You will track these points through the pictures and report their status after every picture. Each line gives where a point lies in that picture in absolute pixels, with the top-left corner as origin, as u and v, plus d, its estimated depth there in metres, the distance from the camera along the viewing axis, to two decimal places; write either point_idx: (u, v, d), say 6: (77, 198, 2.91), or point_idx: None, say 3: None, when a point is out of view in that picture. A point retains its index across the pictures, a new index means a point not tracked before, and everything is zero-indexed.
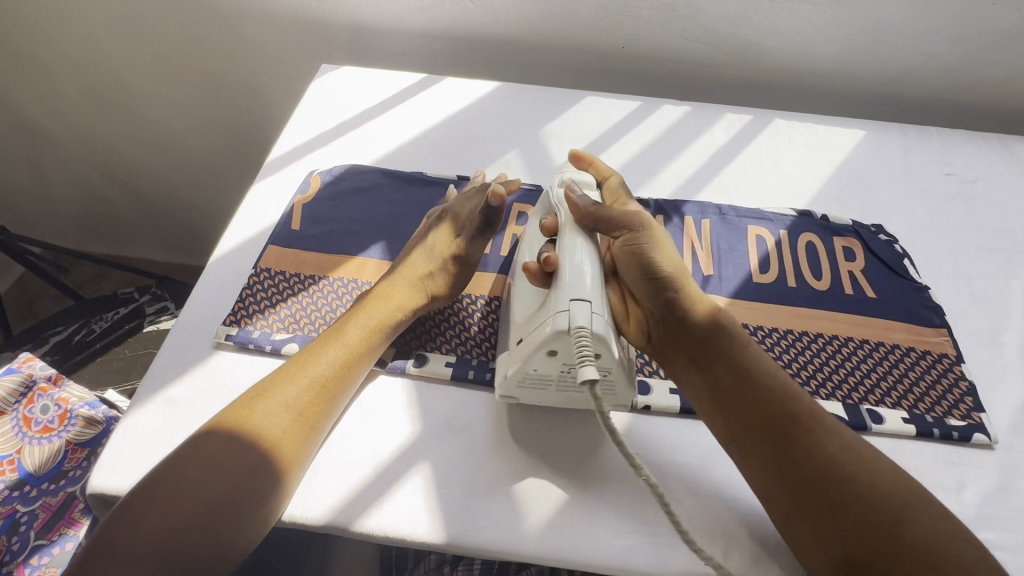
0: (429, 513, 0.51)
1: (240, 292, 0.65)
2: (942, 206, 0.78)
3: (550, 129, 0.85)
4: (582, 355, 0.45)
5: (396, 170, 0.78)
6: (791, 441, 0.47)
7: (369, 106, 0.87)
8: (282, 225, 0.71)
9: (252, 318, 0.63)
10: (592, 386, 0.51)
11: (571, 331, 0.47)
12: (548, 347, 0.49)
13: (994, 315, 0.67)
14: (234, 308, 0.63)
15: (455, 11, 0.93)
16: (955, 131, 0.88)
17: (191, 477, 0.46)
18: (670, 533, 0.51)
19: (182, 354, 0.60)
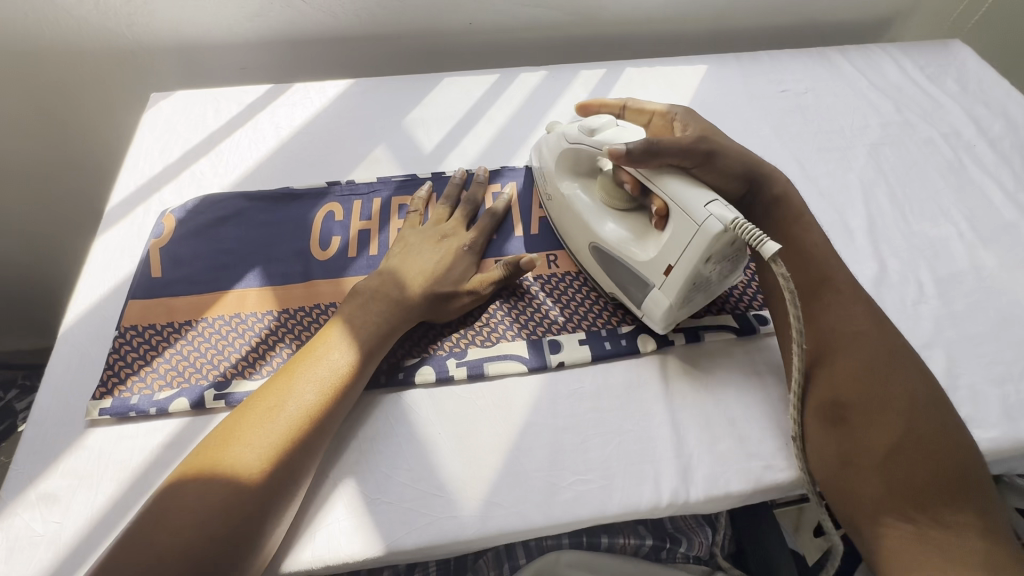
0: (365, 528, 0.50)
1: (108, 359, 0.58)
2: (783, 119, 0.86)
3: (413, 117, 0.83)
4: (754, 235, 0.47)
5: (259, 190, 0.72)
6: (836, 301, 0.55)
7: (213, 128, 0.80)
8: (142, 274, 0.64)
9: (121, 382, 0.56)
10: (665, 278, 0.55)
11: (729, 226, 0.49)
12: (707, 253, 0.51)
13: (839, 206, 0.75)
14: (104, 377, 0.57)
15: (289, 14, 0.89)
16: (782, 51, 0.96)
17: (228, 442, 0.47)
18: (605, 473, 0.53)
19: (45, 439, 0.54)
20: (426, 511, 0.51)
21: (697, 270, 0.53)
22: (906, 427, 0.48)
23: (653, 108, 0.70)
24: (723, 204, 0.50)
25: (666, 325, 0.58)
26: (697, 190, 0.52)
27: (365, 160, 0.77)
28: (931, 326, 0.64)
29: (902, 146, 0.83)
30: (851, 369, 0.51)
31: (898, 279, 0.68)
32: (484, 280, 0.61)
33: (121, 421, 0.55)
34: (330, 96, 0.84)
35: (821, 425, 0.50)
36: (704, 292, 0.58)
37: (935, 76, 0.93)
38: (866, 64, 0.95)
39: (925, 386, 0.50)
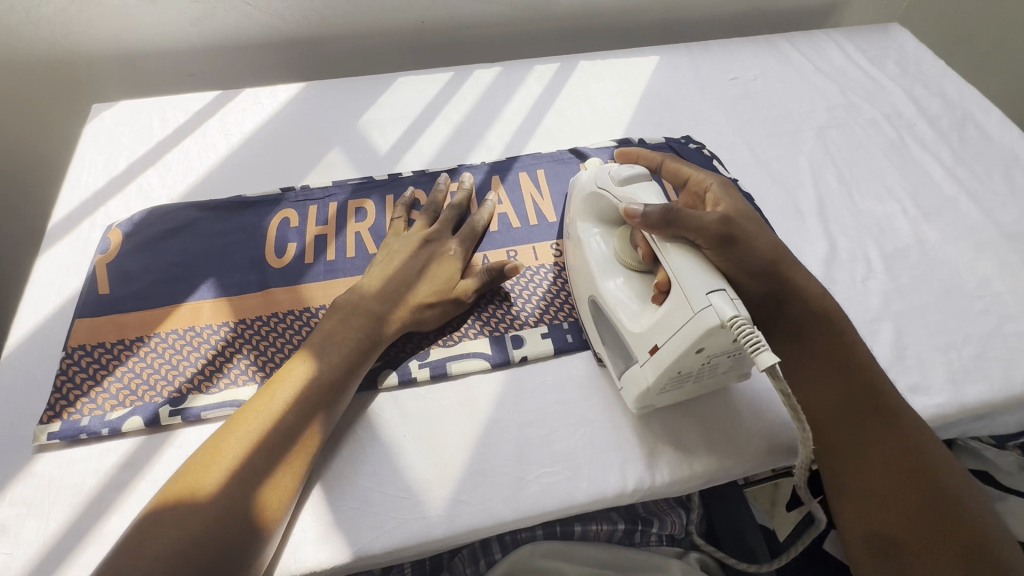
0: (495, 484, 0.53)
1: (221, 346, 0.61)
2: (864, 131, 0.86)
3: (510, 107, 0.87)
4: (750, 340, 0.44)
5: (364, 179, 0.76)
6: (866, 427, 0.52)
7: (313, 114, 0.84)
8: (237, 270, 0.67)
9: (237, 366, 0.59)
10: (648, 357, 0.52)
11: (725, 324, 0.46)
12: (695, 346, 0.48)
13: (927, 222, 0.75)
14: (219, 363, 0.59)
15: (233, 20, 0.89)
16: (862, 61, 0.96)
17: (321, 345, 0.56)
18: (712, 453, 0.57)
19: (146, 437, 0.55)
20: (538, 481, 0.54)
21: (683, 359, 0.50)
22: (899, 466, 0.50)
23: (691, 173, 0.64)
24: (726, 297, 0.47)
25: (643, 403, 0.56)
26: (704, 272, 0.49)
27: (409, 146, 0.81)
28: (1010, 341, 0.64)
29: (848, 127, 0.87)
30: (900, 488, 0.49)
31: (990, 292, 0.68)
32: (506, 268, 0.63)
33: (213, 419, 0.57)
34: (287, 97, 0.86)
35: (823, 456, 0.53)
36: (701, 380, 0.55)
37: (906, 84, 0.93)
38: (811, 50, 0.98)
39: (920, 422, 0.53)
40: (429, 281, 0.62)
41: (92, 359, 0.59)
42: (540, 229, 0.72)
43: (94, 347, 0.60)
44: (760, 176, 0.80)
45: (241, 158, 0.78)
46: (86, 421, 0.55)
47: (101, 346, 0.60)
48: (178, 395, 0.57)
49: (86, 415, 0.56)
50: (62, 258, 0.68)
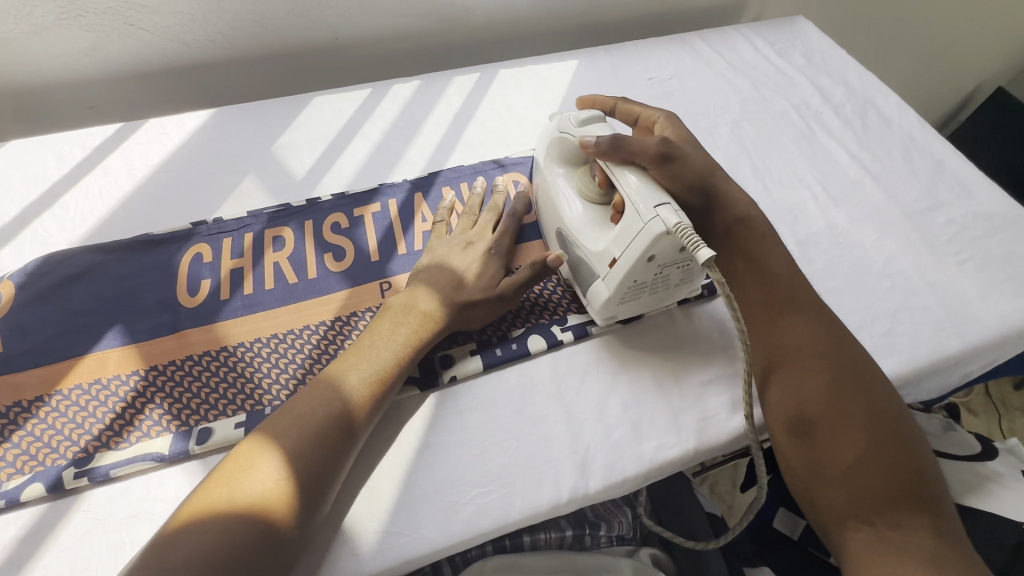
0: (427, 512, 0.53)
1: (131, 397, 0.57)
2: (775, 123, 0.89)
3: (431, 120, 0.86)
4: (691, 239, 0.49)
5: (281, 206, 0.74)
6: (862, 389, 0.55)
7: (224, 141, 0.81)
8: (147, 314, 0.63)
9: (149, 416, 0.56)
10: (608, 270, 0.58)
11: (670, 231, 0.51)
12: (647, 253, 0.54)
13: (837, 207, 0.79)
14: (128, 416, 0.56)
15: (132, 47, 0.84)
16: (771, 55, 1.00)
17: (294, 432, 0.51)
18: (645, 455, 0.57)
19: (51, 504, 0.52)
20: (470, 504, 0.54)
21: (637, 268, 0.56)
22: (887, 443, 0.52)
23: (640, 111, 0.72)
24: (672, 209, 0.52)
25: (607, 313, 0.62)
26: (654, 191, 0.55)
27: (328, 168, 0.79)
28: (915, 314, 0.68)
29: (760, 120, 0.90)
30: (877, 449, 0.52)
31: (898, 269, 0.72)
32: (549, 259, 0.62)
33: (124, 477, 0.53)
34: (195, 124, 0.82)
35: (791, 443, 0.54)
36: (658, 290, 0.62)
37: (813, 74, 0.97)
38: (724, 46, 1.01)
39: (894, 409, 0.54)
40: (470, 278, 0.63)
41: None
42: None
43: None
44: None
45: (148, 194, 0.74)
46: None
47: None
48: (84, 455, 0.54)
49: None
50: None
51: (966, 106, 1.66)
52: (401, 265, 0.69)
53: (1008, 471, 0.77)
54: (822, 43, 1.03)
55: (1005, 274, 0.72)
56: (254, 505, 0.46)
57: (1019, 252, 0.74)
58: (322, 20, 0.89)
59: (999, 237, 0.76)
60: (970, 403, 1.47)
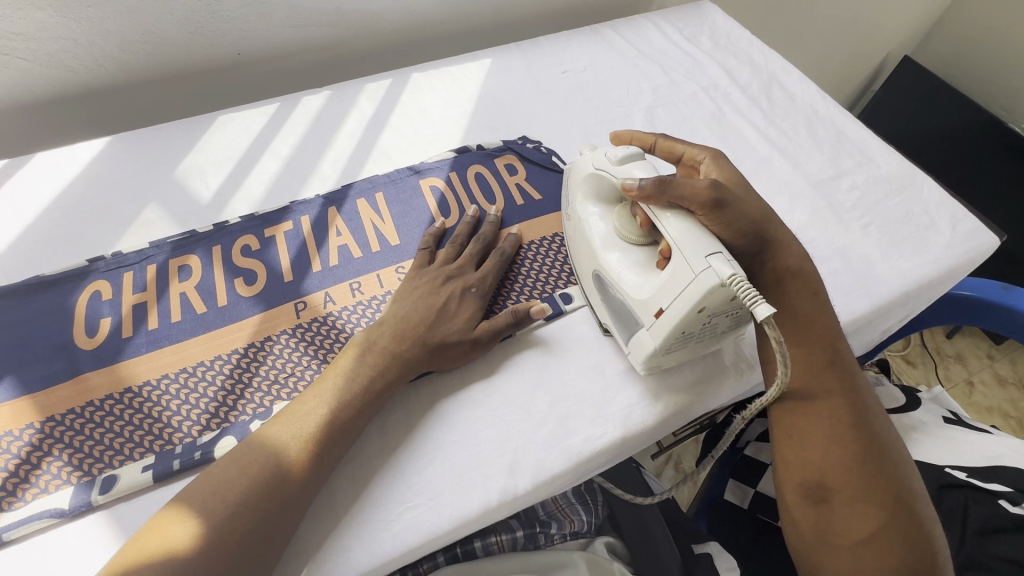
0: (356, 535, 0.52)
1: (24, 453, 0.54)
2: (688, 106, 0.91)
3: (344, 130, 0.84)
4: (748, 295, 0.47)
5: (185, 234, 0.70)
6: (862, 439, 0.54)
7: (122, 170, 0.76)
8: (41, 361, 0.59)
9: (44, 472, 0.53)
10: (653, 320, 0.56)
11: (725, 282, 0.49)
12: (699, 304, 0.51)
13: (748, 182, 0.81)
14: (21, 473, 0.53)
15: (9, 79, 0.78)
16: (680, 39, 1.02)
17: (219, 508, 0.47)
18: (576, 449, 0.58)
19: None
20: (397, 519, 0.53)
21: (688, 320, 0.53)
22: (878, 497, 0.52)
23: (684, 150, 0.66)
24: (725, 259, 0.50)
25: (650, 365, 0.60)
26: (702, 237, 0.52)
27: (237, 190, 0.76)
28: (826, 281, 0.70)
29: (672, 104, 0.91)
30: (866, 505, 0.52)
31: (809, 238, 0.74)
32: (532, 312, 0.63)
33: (22, 538, 0.50)
34: (88, 155, 0.77)
35: (805, 507, 0.54)
36: (704, 340, 0.59)
37: (720, 56, 1.00)
38: (634, 35, 1.03)
39: (916, 490, 0.53)
40: (449, 320, 0.61)
41: None
42: (381, 255, 0.70)
43: None
44: None
45: (39, 233, 0.70)
46: None
47: None
48: None
49: None
50: None
51: (877, 75, 1.75)
52: (316, 282, 0.67)
53: (931, 419, 0.81)
54: (728, 25, 1.05)
55: (905, 233, 0.76)
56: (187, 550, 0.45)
57: (916, 211, 0.78)
58: (220, 35, 0.85)
59: (898, 198, 0.80)
60: (907, 354, 1.54)
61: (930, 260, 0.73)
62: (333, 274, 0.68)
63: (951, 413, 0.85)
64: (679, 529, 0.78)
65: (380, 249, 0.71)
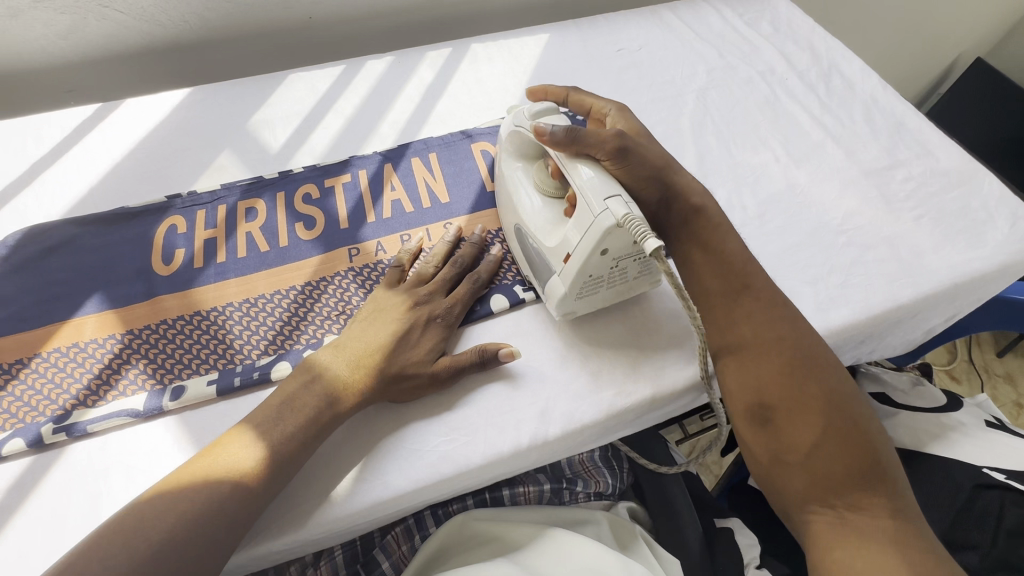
0: (393, 461, 0.56)
1: (107, 359, 0.60)
2: (742, 89, 0.91)
3: (403, 94, 0.88)
4: (638, 231, 0.49)
5: (254, 179, 0.76)
6: (788, 354, 0.55)
7: (200, 119, 0.82)
8: (123, 281, 0.66)
9: (122, 377, 0.59)
10: (563, 265, 0.58)
11: (620, 223, 0.51)
12: (600, 246, 0.54)
13: (799, 167, 0.80)
14: (104, 376, 0.59)
15: (107, 29, 0.86)
16: (739, 23, 1.02)
17: (267, 427, 0.53)
18: (606, 404, 0.60)
19: (31, 459, 0.54)
20: (423, 442, 0.57)
21: (591, 262, 0.56)
22: (814, 407, 0.52)
23: (592, 103, 0.70)
24: (622, 201, 0.52)
25: (565, 311, 0.62)
26: (606, 182, 0.55)
27: (302, 144, 0.81)
28: (871, 267, 0.70)
29: (725, 87, 0.91)
30: (805, 417, 0.52)
31: (857, 225, 0.74)
32: (500, 353, 0.59)
33: (102, 432, 0.56)
34: (171, 103, 0.84)
35: (752, 430, 0.54)
36: (615, 285, 0.62)
37: (779, 42, 0.98)
38: (692, 17, 1.03)
39: (849, 393, 0.54)
40: (408, 352, 0.59)
41: None
42: (432, 211, 0.74)
43: None
44: None
45: (126, 170, 0.76)
46: None
47: None
48: (62, 412, 0.56)
49: None
50: None
51: (947, 77, 1.67)
52: (371, 232, 0.71)
53: (970, 421, 0.79)
54: (790, 11, 1.04)
55: (959, 227, 0.74)
56: (232, 463, 0.50)
57: (974, 206, 0.76)
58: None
59: (955, 192, 0.78)
60: (952, 368, 1.48)
61: (984, 255, 0.71)
62: (386, 225, 0.72)
63: (994, 419, 0.83)
64: (702, 504, 0.80)
65: (431, 205, 0.75)
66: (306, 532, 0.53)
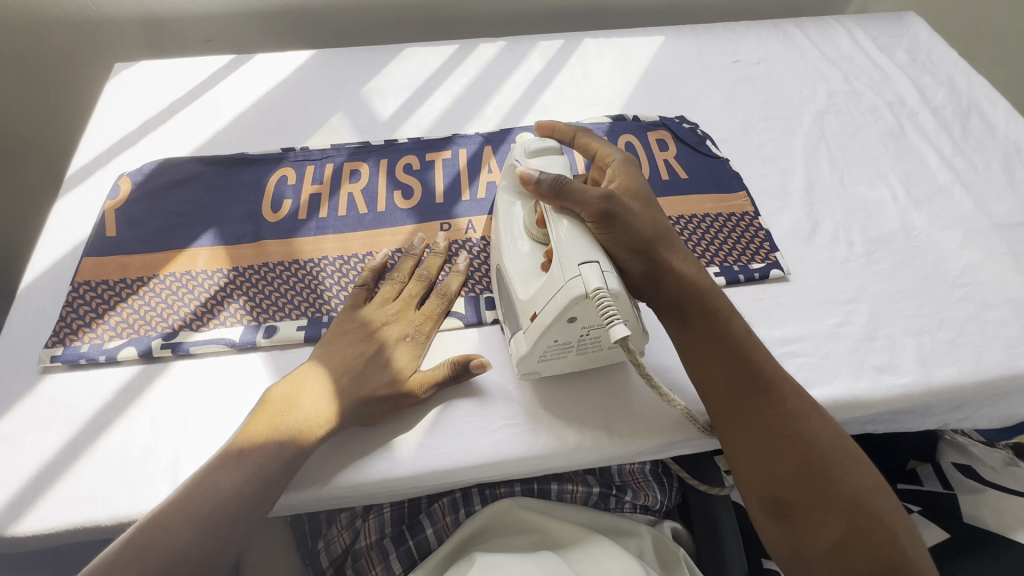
0: (456, 432, 0.58)
1: (213, 291, 0.65)
2: (864, 117, 0.85)
3: (511, 79, 0.89)
4: (606, 312, 0.48)
5: (362, 144, 0.79)
6: (803, 452, 0.51)
7: (319, 80, 0.87)
8: (235, 222, 0.70)
9: (224, 309, 0.63)
10: (529, 323, 0.56)
11: (589, 295, 0.49)
12: (568, 313, 0.51)
13: (918, 208, 0.75)
14: (208, 305, 0.63)
15: None
16: (871, 47, 0.95)
17: (301, 413, 0.54)
18: (679, 418, 0.59)
19: (140, 367, 0.60)
20: (455, 429, 0.58)
21: (557, 327, 0.53)
22: (837, 506, 0.49)
23: (598, 149, 0.63)
24: (598, 270, 0.50)
25: (527, 371, 0.59)
26: (583, 245, 0.52)
27: (409, 115, 0.84)
28: (987, 329, 0.64)
29: (847, 113, 0.86)
30: (825, 515, 0.49)
31: (978, 280, 0.68)
32: (471, 364, 0.58)
33: (201, 356, 0.61)
34: (297, 63, 0.89)
35: (769, 524, 0.51)
36: (585, 351, 0.58)
37: (914, 72, 0.92)
38: (820, 37, 0.97)
39: (869, 484, 0.51)
40: (375, 377, 0.57)
41: (96, 295, 0.63)
42: None
43: (98, 283, 0.64)
44: (752, 158, 0.80)
45: (248, 119, 0.82)
46: (85, 348, 0.60)
47: (105, 283, 0.64)
48: (171, 331, 0.61)
49: (86, 342, 0.60)
50: (75, 204, 0.72)
51: None
52: (462, 210, 0.73)
53: None
54: (932, 41, 0.96)
55: None
56: (265, 444, 0.52)
57: None
58: None
59: None
60: None
61: None
62: (478, 206, 0.73)
63: None
64: (750, 540, 0.76)
65: None
66: (371, 490, 0.55)
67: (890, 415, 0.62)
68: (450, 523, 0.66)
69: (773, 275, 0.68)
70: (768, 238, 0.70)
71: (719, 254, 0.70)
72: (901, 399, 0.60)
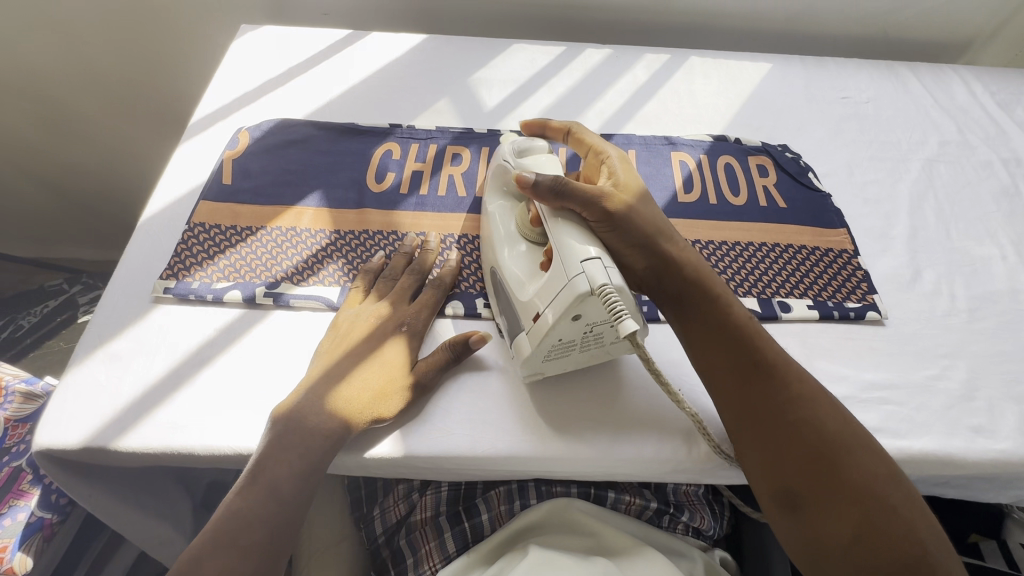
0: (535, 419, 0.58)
1: (315, 249, 0.67)
2: (977, 171, 0.82)
3: (615, 86, 0.90)
4: (614, 308, 0.46)
5: (465, 131, 0.81)
6: (809, 439, 0.49)
7: (430, 63, 0.90)
8: (340, 187, 0.73)
9: (323, 268, 0.66)
10: (531, 324, 0.53)
11: (595, 291, 0.47)
12: (573, 311, 0.49)
13: None
14: (310, 262, 0.66)
15: None
16: (990, 101, 0.92)
17: (301, 423, 0.52)
18: None
19: (241, 310, 0.63)
20: (483, 434, 0.56)
21: (561, 326, 0.51)
22: (852, 498, 0.47)
23: (593, 143, 0.61)
24: (600, 265, 0.48)
25: (529, 372, 0.56)
26: (584, 242, 0.50)
27: (513, 108, 0.85)
28: None
29: (958, 165, 0.83)
30: (840, 506, 0.47)
31: None
32: (471, 341, 0.59)
33: (299, 309, 0.63)
34: (411, 45, 0.92)
35: (781, 517, 0.49)
36: (589, 350, 0.56)
37: None
38: (934, 84, 0.94)
39: (882, 472, 0.48)
40: (374, 377, 0.56)
41: (209, 237, 0.67)
42: None
43: (212, 226, 0.67)
44: (854, 197, 0.78)
45: (361, 92, 0.85)
46: (196, 285, 0.63)
47: (218, 227, 0.67)
48: (274, 281, 0.64)
49: (197, 280, 0.63)
50: (196, 150, 0.76)
51: None
52: None
53: None
54: None
55: None
56: (277, 459, 0.50)
57: None
58: None
59: None
60: None
61: None
62: None
63: None
64: None
65: None
66: (455, 466, 0.55)
67: (980, 481, 0.59)
68: (504, 513, 0.66)
69: (869, 317, 0.66)
70: (867, 279, 0.69)
71: (814, 288, 0.68)
72: (999, 465, 0.57)
